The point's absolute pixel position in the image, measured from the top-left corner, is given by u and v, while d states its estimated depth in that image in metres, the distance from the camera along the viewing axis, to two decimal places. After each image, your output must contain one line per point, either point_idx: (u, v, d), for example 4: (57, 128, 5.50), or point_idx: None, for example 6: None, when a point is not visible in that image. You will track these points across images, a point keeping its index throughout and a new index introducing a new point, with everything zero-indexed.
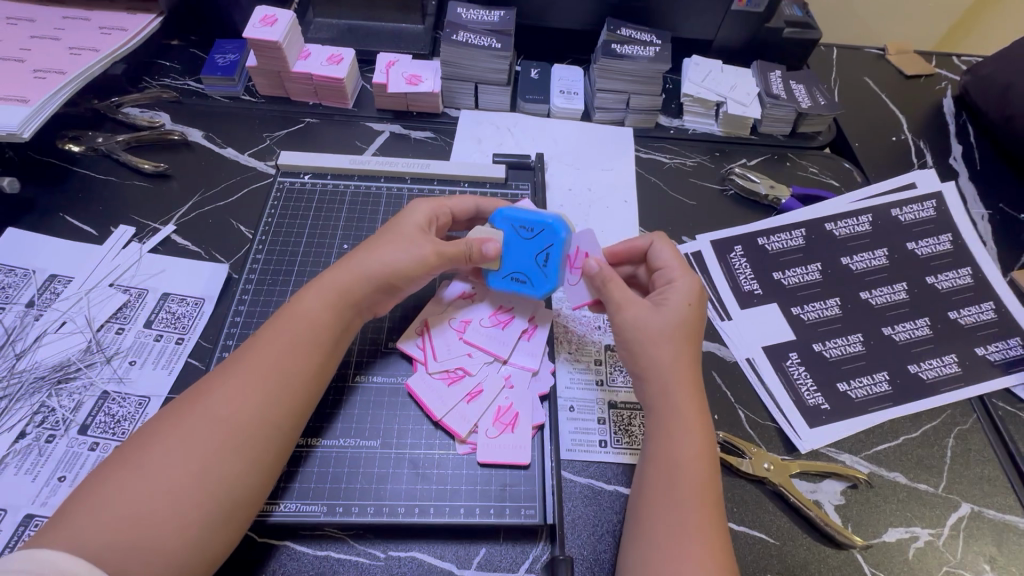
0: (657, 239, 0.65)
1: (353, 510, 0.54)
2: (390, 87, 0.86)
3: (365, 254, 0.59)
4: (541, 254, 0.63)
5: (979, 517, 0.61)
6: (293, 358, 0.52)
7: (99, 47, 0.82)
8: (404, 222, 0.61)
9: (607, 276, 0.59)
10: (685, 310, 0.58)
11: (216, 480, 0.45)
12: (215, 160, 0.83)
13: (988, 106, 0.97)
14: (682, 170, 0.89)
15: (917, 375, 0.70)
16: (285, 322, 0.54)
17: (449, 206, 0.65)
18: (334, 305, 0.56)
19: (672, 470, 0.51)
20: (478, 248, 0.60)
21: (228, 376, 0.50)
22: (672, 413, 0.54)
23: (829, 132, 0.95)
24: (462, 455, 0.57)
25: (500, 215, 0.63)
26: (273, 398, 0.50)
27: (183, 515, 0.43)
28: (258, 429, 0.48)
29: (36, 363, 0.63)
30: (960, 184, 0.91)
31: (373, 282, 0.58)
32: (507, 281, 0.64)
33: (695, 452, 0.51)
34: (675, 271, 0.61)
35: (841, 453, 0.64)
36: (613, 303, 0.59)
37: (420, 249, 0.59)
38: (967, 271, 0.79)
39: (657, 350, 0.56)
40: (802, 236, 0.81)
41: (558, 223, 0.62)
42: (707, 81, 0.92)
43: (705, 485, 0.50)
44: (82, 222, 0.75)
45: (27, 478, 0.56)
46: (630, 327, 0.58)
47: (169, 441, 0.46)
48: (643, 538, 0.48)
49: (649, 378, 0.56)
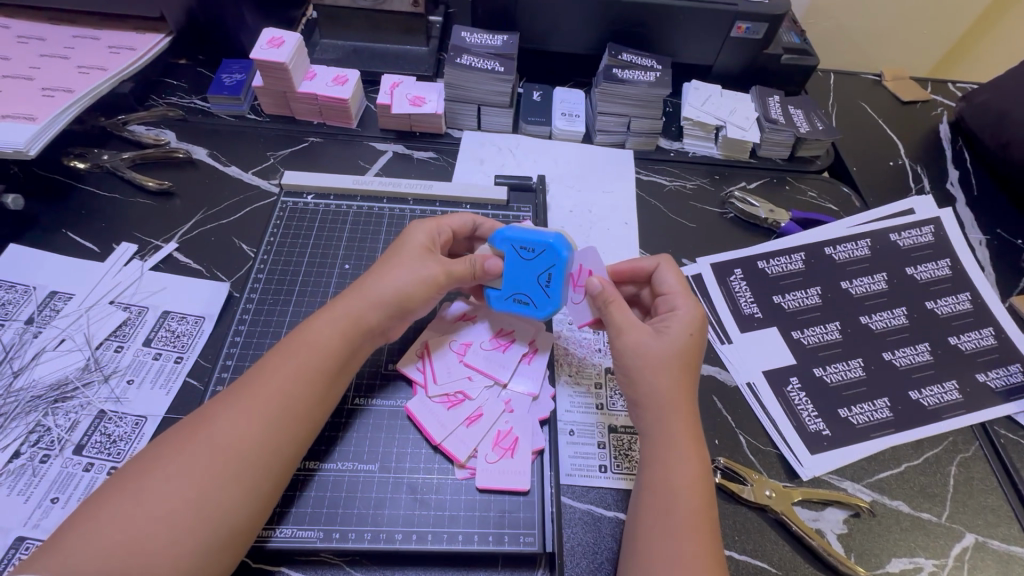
0: (662, 262, 0.65)
1: (350, 536, 0.53)
2: (394, 108, 0.87)
3: (376, 278, 0.59)
4: (543, 274, 0.62)
5: (983, 548, 0.60)
6: (300, 386, 0.52)
7: (107, 66, 0.84)
8: (409, 243, 0.62)
9: (610, 295, 0.60)
10: (687, 338, 0.57)
11: (213, 507, 0.44)
12: (219, 178, 0.83)
13: (984, 132, 0.98)
14: (682, 193, 0.89)
15: (918, 402, 0.70)
16: (294, 348, 0.54)
17: (448, 224, 0.66)
18: (343, 332, 0.55)
19: (670, 498, 0.50)
20: (482, 265, 0.62)
21: (231, 402, 0.50)
22: (670, 442, 0.53)
23: (827, 156, 0.96)
24: (462, 480, 0.57)
25: (500, 236, 0.62)
26: (275, 424, 0.49)
27: (177, 543, 0.42)
28: (257, 456, 0.48)
29: (33, 382, 0.63)
30: (957, 209, 0.92)
31: (387, 308, 0.58)
32: (510, 302, 0.64)
33: (692, 480, 0.51)
34: (678, 297, 0.61)
35: (842, 480, 0.64)
36: (614, 326, 0.59)
37: (430, 271, 0.60)
38: (966, 296, 0.79)
39: (656, 377, 0.55)
40: (802, 260, 0.81)
41: (559, 242, 0.61)
42: (707, 105, 0.93)
43: (700, 515, 0.49)
44: (85, 238, 0.75)
45: (20, 499, 0.55)
46: (629, 351, 0.57)
47: (170, 466, 0.45)
48: (640, 567, 0.48)
49: (646, 404, 0.56)
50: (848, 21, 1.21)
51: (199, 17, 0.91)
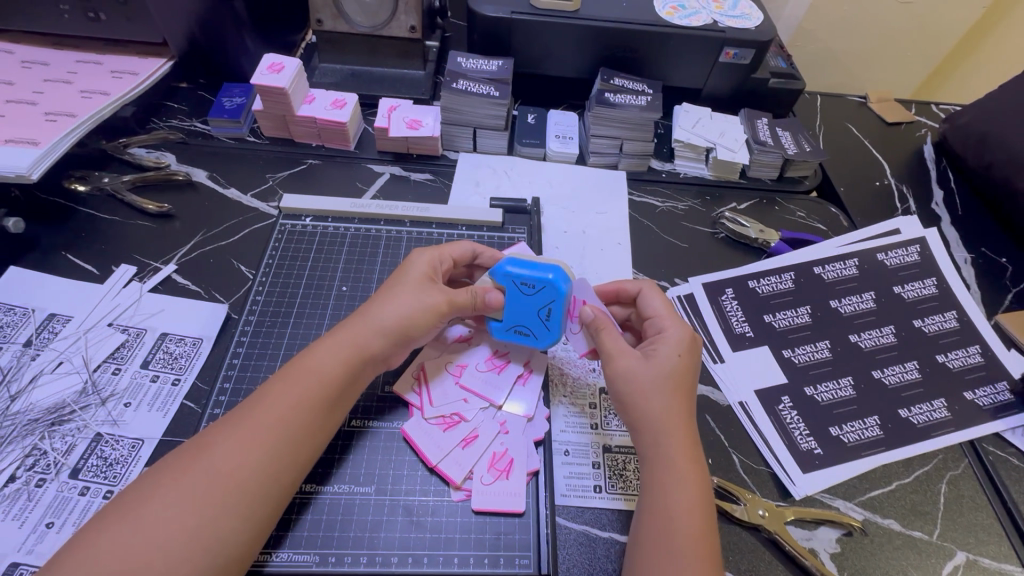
0: (645, 286, 0.66)
1: (346, 560, 0.53)
2: (391, 131, 0.89)
3: (379, 306, 0.60)
4: (543, 308, 0.63)
5: (974, 565, 0.61)
6: (299, 413, 0.52)
7: (110, 91, 0.85)
8: (410, 273, 0.63)
9: (602, 322, 0.62)
10: (675, 360, 0.58)
11: (211, 534, 0.45)
12: (218, 201, 0.85)
13: (967, 153, 1.01)
14: (674, 214, 0.91)
15: (908, 420, 0.71)
16: (297, 376, 0.54)
17: (449, 252, 0.67)
18: (346, 361, 0.56)
19: (667, 524, 0.51)
20: (482, 298, 0.63)
21: (232, 429, 0.50)
22: (665, 466, 0.54)
23: (814, 176, 0.99)
24: (457, 502, 0.57)
25: (500, 270, 0.63)
26: (275, 451, 0.50)
27: (176, 572, 0.43)
28: (257, 483, 0.48)
29: (31, 405, 0.63)
30: (943, 228, 0.94)
31: (388, 334, 0.59)
32: (510, 333, 0.64)
33: (691, 502, 0.52)
34: (664, 319, 0.63)
35: (834, 499, 0.64)
36: (605, 352, 0.60)
37: (433, 300, 0.61)
38: (953, 314, 0.81)
39: (647, 402, 0.56)
40: (791, 280, 0.83)
41: (559, 278, 0.62)
42: (697, 127, 0.96)
43: (700, 540, 0.50)
44: (84, 260, 0.76)
45: (14, 524, 0.55)
46: (621, 377, 0.58)
47: (169, 495, 0.45)
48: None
49: (642, 426, 0.56)
50: (834, 44, 1.25)
51: (201, 43, 0.93)
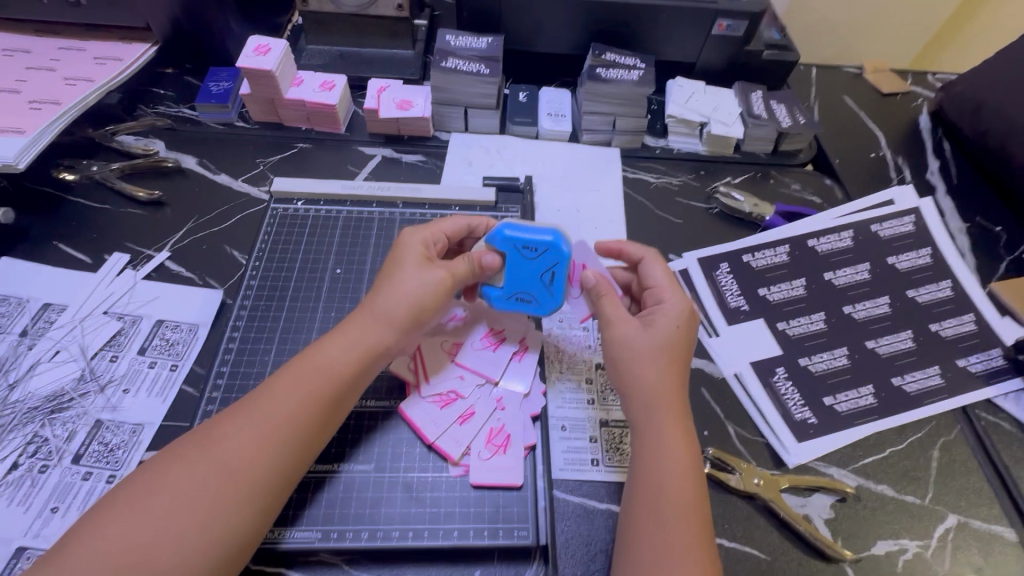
0: (647, 255, 0.65)
1: (347, 536, 0.54)
2: (381, 112, 0.88)
3: (383, 290, 0.59)
4: (546, 272, 0.62)
5: (966, 528, 0.62)
6: (307, 405, 0.52)
7: (94, 77, 0.84)
8: (409, 253, 0.61)
9: (604, 288, 0.62)
10: (674, 331, 0.58)
11: (220, 525, 0.45)
12: (209, 187, 0.84)
13: (963, 122, 1.00)
14: (669, 189, 0.91)
15: (901, 388, 0.71)
16: (305, 368, 0.54)
17: (442, 229, 0.66)
18: (350, 350, 0.55)
19: (660, 492, 0.51)
20: (478, 261, 0.62)
21: (239, 419, 0.50)
22: (657, 434, 0.54)
23: (810, 149, 0.98)
24: (456, 477, 0.58)
25: (495, 235, 0.61)
26: (281, 441, 0.50)
27: (189, 564, 0.43)
28: (265, 472, 0.48)
29: (30, 393, 0.63)
30: (938, 198, 0.94)
31: (391, 319, 0.57)
32: (513, 301, 0.64)
33: (683, 469, 0.52)
34: (665, 290, 0.62)
35: (829, 467, 0.65)
36: (604, 320, 0.60)
37: (436, 280, 0.59)
38: (947, 284, 0.81)
39: (642, 368, 0.57)
40: (786, 253, 0.83)
41: (557, 240, 0.60)
42: (691, 102, 0.95)
43: (691, 506, 0.51)
44: (76, 249, 0.76)
45: (20, 510, 0.56)
46: (617, 344, 0.59)
47: (176, 486, 0.46)
48: (636, 561, 0.49)
49: (635, 396, 0.57)
50: (830, 14, 1.23)
51: (185, 27, 0.91)
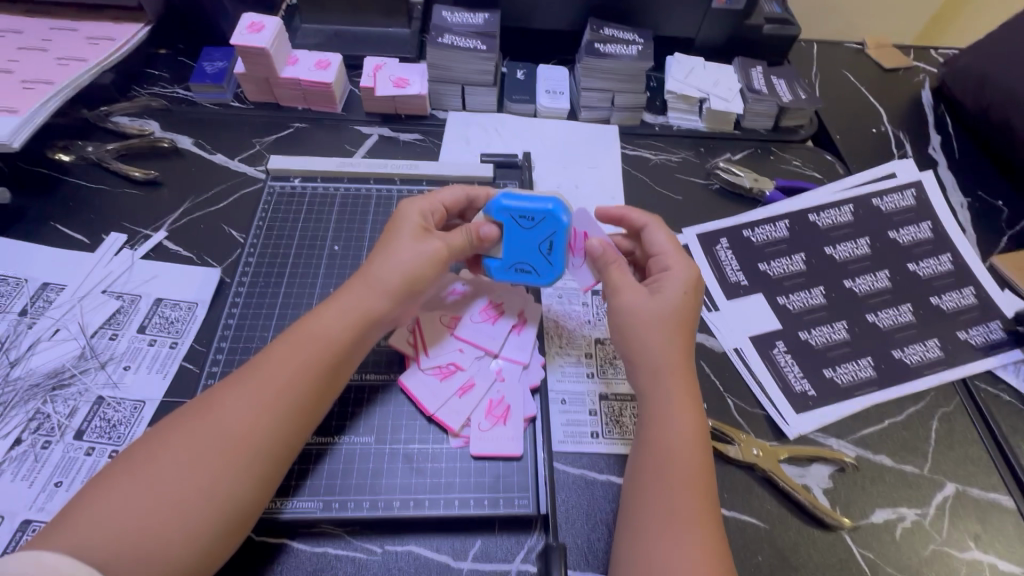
0: (652, 222, 0.65)
1: (349, 506, 0.55)
2: (377, 90, 0.87)
3: (380, 262, 0.59)
4: (544, 241, 0.61)
5: (964, 496, 0.63)
6: (305, 373, 0.52)
7: (87, 57, 0.83)
8: (405, 224, 0.61)
9: (610, 256, 0.62)
10: (680, 298, 0.58)
11: (223, 490, 0.46)
12: (205, 167, 0.83)
13: (965, 96, 0.99)
14: (668, 166, 0.90)
15: (900, 360, 0.71)
16: (301, 337, 0.54)
17: (440, 200, 0.65)
18: (346, 319, 0.56)
19: (666, 456, 0.52)
20: (477, 233, 0.61)
21: (238, 388, 0.50)
22: (663, 400, 0.55)
23: (810, 125, 0.97)
24: (456, 449, 0.58)
25: (494, 205, 0.61)
26: (281, 408, 0.50)
27: (193, 528, 0.44)
28: (267, 438, 0.49)
29: (31, 371, 0.63)
30: (940, 173, 0.93)
31: (387, 289, 0.57)
32: (513, 273, 0.64)
33: (688, 434, 0.53)
34: (670, 257, 0.61)
35: (827, 438, 0.66)
36: (610, 288, 0.60)
37: (431, 250, 0.59)
38: (948, 257, 0.81)
39: (649, 335, 0.57)
40: (786, 228, 0.82)
41: (557, 208, 0.59)
42: (690, 77, 0.94)
43: (697, 470, 0.51)
44: (73, 230, 0.75)
45: (24, 484, 0.56)
46: (624, 312, 0.58)
47: (179, 453, 0.46)
48: (642, 523, 0.49)
49: (642, 363, 0.57)
50: None
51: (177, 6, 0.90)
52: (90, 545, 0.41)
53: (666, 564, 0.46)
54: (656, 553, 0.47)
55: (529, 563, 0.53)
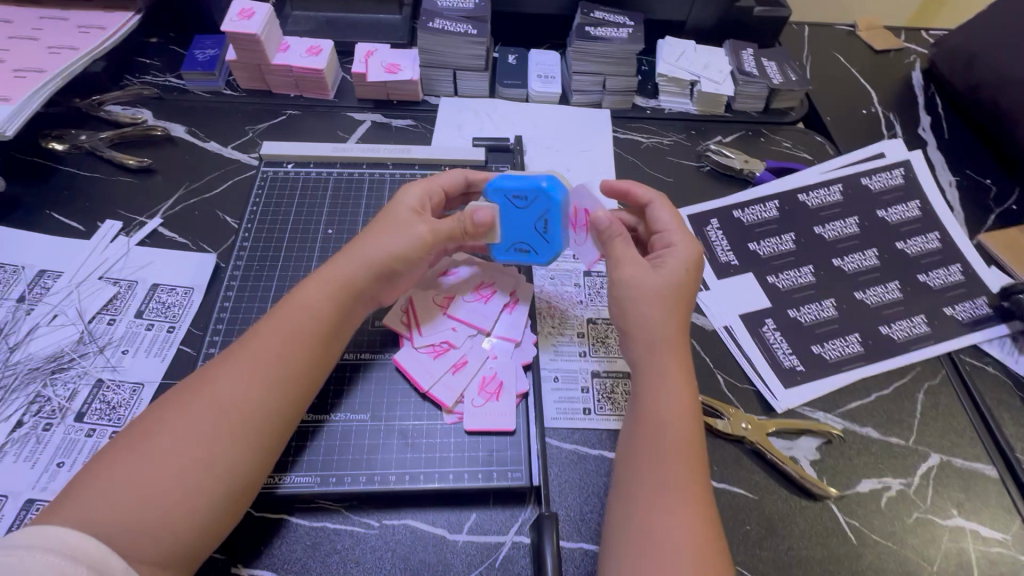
0: (658, 199, 0.66)
1: (345, 481, 0.56)
2: (369, 76, 0.88)
3: (366, 244, 0.60)
4: (539, 219, 0.63)
5: (948, 466, 0.64)
6: (296, 349, 0.53)
7: (78, 46, 0.83)
8: (396, 208, 0.62)
9: (616, 231, 0.63)
10: (682, 274, 0.59)
11: (220, 464, 0.47)
12: (199, 154, 0.84)
13: (955, 77, 0.99)
14: (660, 149, 0.91)
15: (887, 336, 0.73)
16: (290, 313, 0.55)
17: (438, 183, 0.66)
18: (334, 296, 0.57)
19: (659, 428, 0.53)
20: (471, 220, 0.62)
21: (230, 365, 0.51)
22: (659, 375, 0.56)
23: (801, 107, 0.98)
24: (450, 425, 0.60)
25: (491, 186, 0.63)
26: (274, 383, 0.51)
27: (190, 501, 0.45)
28: (261, 414, 0.50)
29: (30, 355, 0.64)
30: (929, 152, 0.94)
31: (373, 267, 0.58)
32: (513, 253, 0.66)
33: (680, 407, 0.54)
34: (674, 234, 0.62)
35: (815, 411, 0.67)
36: (614, 260, 0.61)
37: (418, 233, 0.60)
38: (935, 235, 0.82)
39: (647, 310, 0.57)
40: (776, 208, 0.83)
41: (551, 187, 0.62)
42: (681, 60, 0.94)
43: (688, 442, 0.52)
44: (68, 218, 0.76)
45: (26, 465, 0.57)
46: (627, 284, 0.59)
47: (175, 429, 0.47)
48: (636, 492, 0.51)
49: (639, 337, 0.58)
50: None
51: None
52: (96, 517, 0.42)
53: (659, 531, 0.48)
54: (651, 522, 0.48)
55: (522, 535, 0.55)
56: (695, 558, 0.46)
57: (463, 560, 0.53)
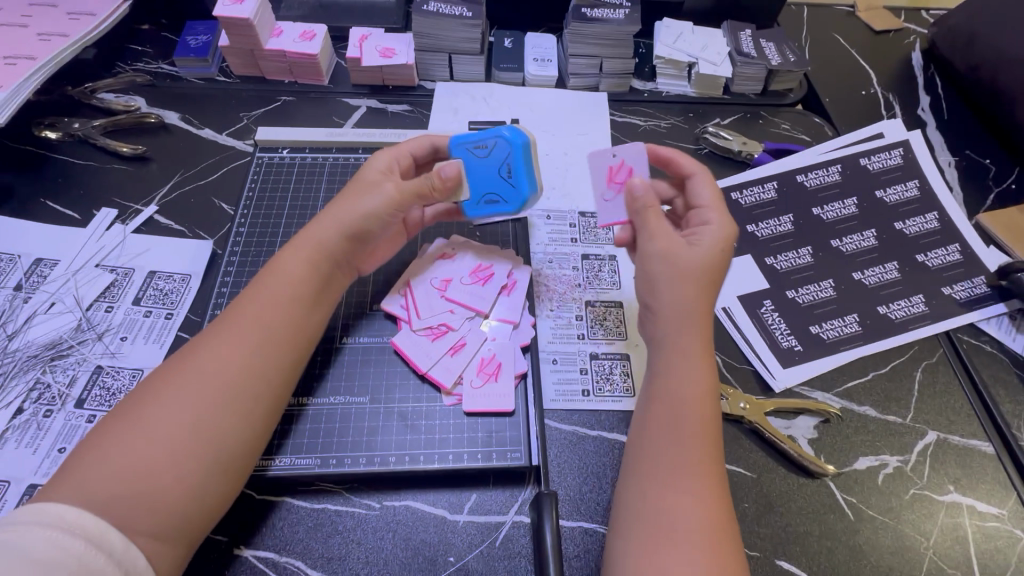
0: (699, 174, 0.65)
1: (345, 462, 0.56)
2: (363, 61, 0.87)
3: (337, 210, 0.60)
4: (503, 166, 0.65)
5: (945, 443, 0.64)
6: (279, 317, 0.54)
7: (68, 32, 0.82)
8: (365, 173, 0.63)
9: (649, 201, 0.61)
10: (716, 253, 0.59)
11: (210, 432, 0.47)
12: (193, 141, 0.83)
13: (955, 56, 0.98)
14: (657, 132, 0.90)
15: (885, 316, 0.73)
16: (268, 282, 0.56)
17: (407, 149, 0.66)
18: (310, 261, 0.57)
19: (677, 408, 0.53)
20: (438, 176, 0.61)
21: (215, 336, 0.52)
22: (677, 355, 0.55)
23: (800, 89, 0.97)
24: (450, 406, 0.60)
25: (453, 142, 0.66)
26: (259, 351, 0.52)
27: (183, 470, 0.45)
28: (246, 381, 0.50)
29: (29, 343, 0.64)
30: (928, 133, 0.93)
31: (346, 231, 0.59)
32: (483, 206, 0.67)
33: (700, 388, 0.54)
34: (711, 211, 0.62)
35: (813, 391, 0.67)
36: (647, 232, 0.60)
37: (385, 193, 0.60)
38: (934, 215, 0.81)
39: (674, 290, 0.57)
40: (774, 189, 0.83)
41: (512, 132, 0.63)
42: (678, 42, 0.93)
43: (704, 422, 0.52)
44: (64, 206, 0.76)
45: (28, 451, 0.57)
46: (657, 258, 0.59)
47: (163, 399, 0.47)
48: (650, 469, 0.51)
49: (662, 316, 0.57)
50: None
51: None
52: (94, 496, 0.42)
53: (673, 507, 0.48)
54: (660, 498, 0.49)
55: (523, 514, 0.55)
56: (708, 533, 0.47)
57: (464, 539, 0.54)
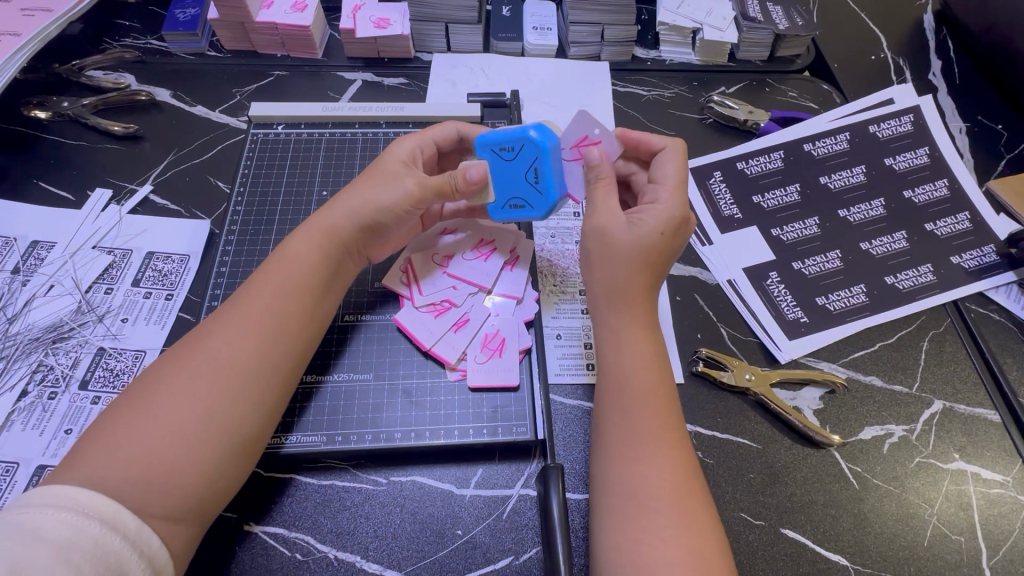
0: (670, 150, 0.62)
1: (351, 439, 0.56)
2: (357, 32, 0.84)
3: (351, 198, 0.59)
4: (530, 170, 0.61)
5: (951, 412, 0.64)
6: (282, 304, 0.53)
7: (53, 7, 0.79)
8: (385, 160, 0.62)
9: (602, 174, 0.60)
10: (657, 237, 0.56)
11: (224, 418, 0.47)
12: (186, 119, 0.81)
13: (968, 17, 0.95)
14: (661, 102, 0.88)
15: (893, 286, 0.72)
16: (276, 267, 0.55)
17: (431, 137, 0.66)
18: (321, 246, 0.57)
19: (621, 382, 0.53)
20: (463, 177, 0.59)
21: (223, 322, 0.51)
22: (616, 331, 0.55)
23: (808, 54, 0.94)
24: (455, 382, 0.60)
25: (480, 141, 0.61)
26: (267, 338, 0.51)
27: (195, 456, 0.45)
28: (257, 367, 0.50)
29: (29, 326, 0.64)
30: (939, 98, 0.91)
31: (357, 219, 0.58)
32: (508, 210, 0.63)
33: (641, 361, 0.53)
34: (664, 190, 0.59)
35: (819, 361, 0.67)
36: (591, 207, 0.59)
37: (404, 186, 0.59)
38: (944, 182, 0.80)
39: (610, 263, 0.56)
40: (781, 158, 0.81)
41: (541, 137, 0.59)
42: (682, 7, 0.90)
43: (655, 395, 0.52)
44: (57, 187, 0.74)
45: (35, 433, 0.58)
46: (594, 234, 0.58)
47: (174, 386, 0.47)
48: (603, 443, 0.51)
49: (600, 292, 0.57)
50: None
51: None
52: (104, 477, 0.42)
53: (631, 481, 0.48)
54: (623, 473, 0.49)
55: (529, 488, 0.56)
56: (674, 505, 0.47)
57: (471, 513, 0.54)
